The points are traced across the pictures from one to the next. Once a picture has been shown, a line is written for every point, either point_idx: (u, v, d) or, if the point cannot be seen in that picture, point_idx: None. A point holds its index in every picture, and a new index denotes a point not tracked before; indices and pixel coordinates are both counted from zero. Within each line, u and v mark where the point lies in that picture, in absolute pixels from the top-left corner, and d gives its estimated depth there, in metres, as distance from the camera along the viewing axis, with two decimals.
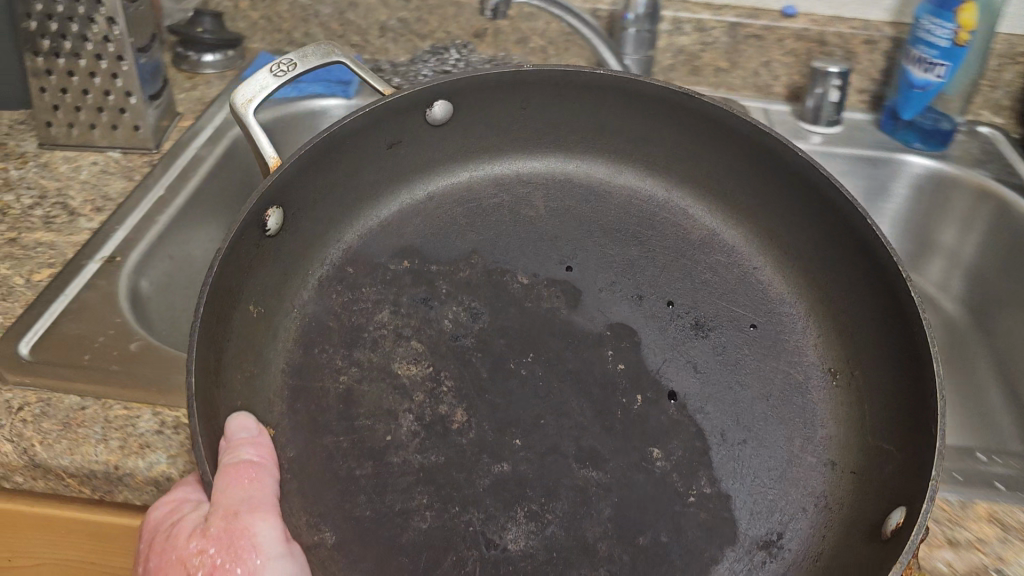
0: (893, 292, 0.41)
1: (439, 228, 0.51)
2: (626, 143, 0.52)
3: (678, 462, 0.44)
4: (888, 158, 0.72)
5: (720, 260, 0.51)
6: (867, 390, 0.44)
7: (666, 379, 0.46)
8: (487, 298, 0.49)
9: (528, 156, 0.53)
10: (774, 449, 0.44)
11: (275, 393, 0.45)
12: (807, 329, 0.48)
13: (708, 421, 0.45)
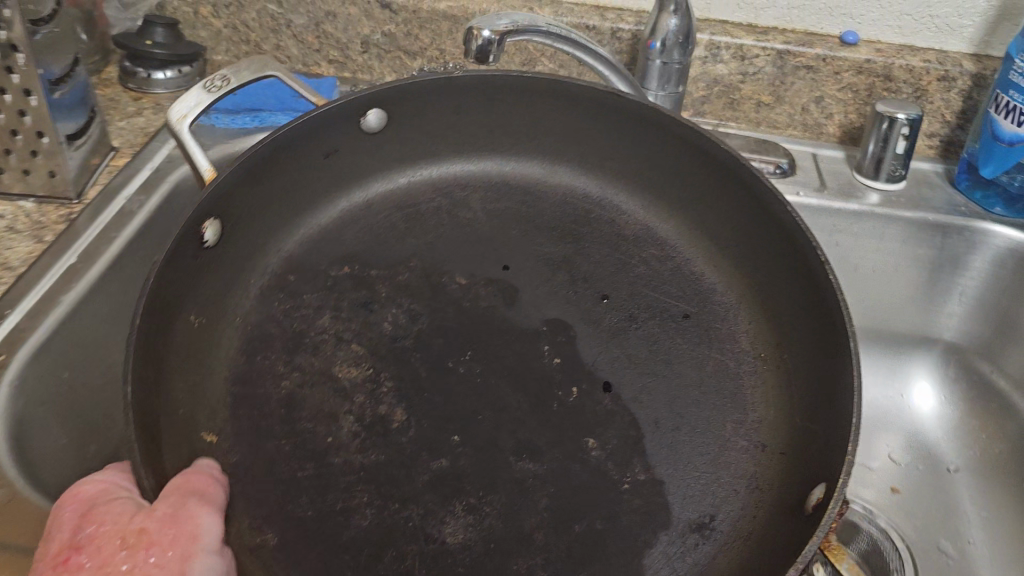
0: (814, 274, 0.43)
1: (377, 233, 0.53)
2: (560, 145, 0.53)
3: (613, 451, 0.45)
4: (965, 226, 0.60)
5: (653, 252, 0.53)
6: (795, 372, 0.46)
7: (599, 370, 0.48)
8: (426, 300, 0.50)
9: (464, 160, 0.55)
10: (705, 433, 0.45)
11: (218, 400, 0.45)
12: (739, 316, 0.49)
13: (642, 410, 0.46)
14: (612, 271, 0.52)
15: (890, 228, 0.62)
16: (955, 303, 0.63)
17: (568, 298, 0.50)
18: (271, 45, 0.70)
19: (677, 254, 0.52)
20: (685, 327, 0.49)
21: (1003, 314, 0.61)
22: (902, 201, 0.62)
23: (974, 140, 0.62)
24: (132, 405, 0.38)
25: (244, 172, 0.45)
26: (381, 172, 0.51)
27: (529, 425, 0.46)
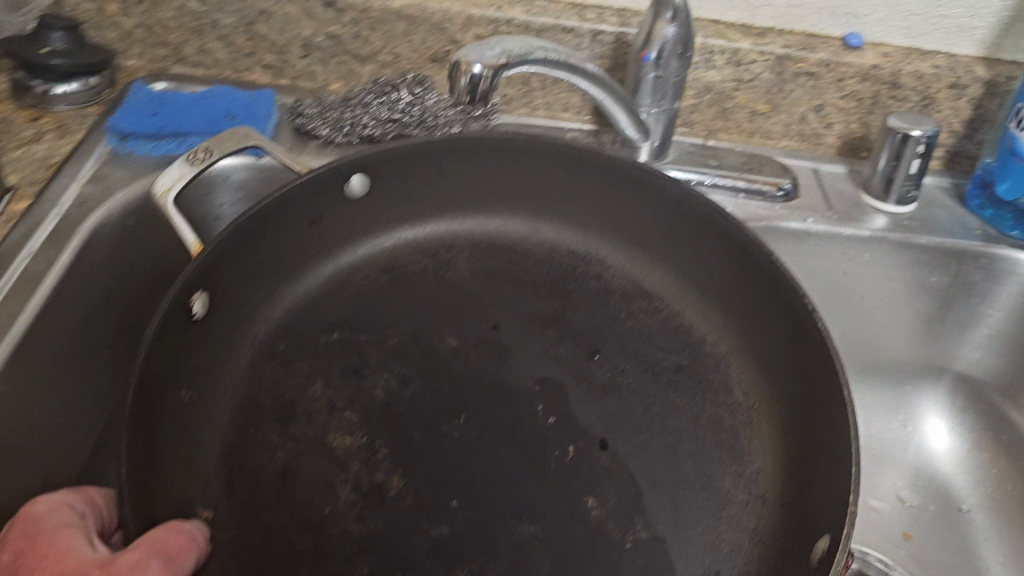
0: (798, 323, 0.44)
1: (366, 296, 0.52)
2: (540, 202, 0.55)
3: (612, 510, 0.45)
4: (979, 253, 0.66)
5: (639, 305, 0.54)
6: (791, 422, 0.46)
7: (593, 429, 0.48)
8: (417, 364, 0.50)
9: (446, 217, 0.56)
10: (706, 489, 0.45)
11: (211, 473, 0.44)
12: (730, 366, 0.50)
13: (639, 465, 0.46)
14: (599, 326, 0.52)
15: (901, 259, 0.68)
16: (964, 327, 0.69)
17: (556, 355, 0.51)
18: (194, 48, 0.66)
19: (664, 306, 0.53)
20: (677, 378, 0.50)
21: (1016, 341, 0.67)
22: (914, 223, 0.68)
23: (989, 156, 0.68)
24: (125, 486, 0.37)
25: (225, 244, 0.44)
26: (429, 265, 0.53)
27: (527, 486, 0.46)
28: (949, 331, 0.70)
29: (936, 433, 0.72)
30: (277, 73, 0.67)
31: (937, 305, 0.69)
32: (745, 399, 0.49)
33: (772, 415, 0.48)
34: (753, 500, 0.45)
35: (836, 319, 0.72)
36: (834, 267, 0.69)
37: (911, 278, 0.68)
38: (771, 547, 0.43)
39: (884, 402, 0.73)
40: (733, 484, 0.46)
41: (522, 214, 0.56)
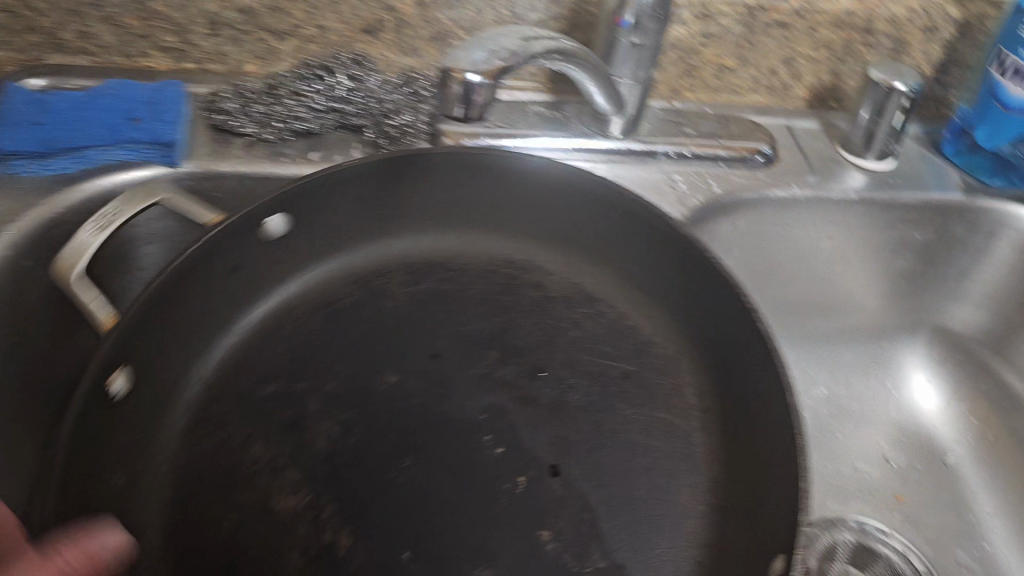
0: (730, 307, 0.47)
1: (299, 341, 0.50)
2: (475, 215, 0.56)
3: (568, 542, 0.43)
4: (963, 207, 0.76)
5: (576, 307, 0.54)
6: (727, 409, 0.49)
7: (543, 457, 0.47)
8: (359, 408, 0.48)
9: (374, 240, 0.55)
10: (655, 505, 0.45)
11: (151, 557, 0.42)
12: (667, 358, 0.52)
13: (596, 487, 0.45)
14: (542, 343, 0.52)
15: (885, 215, 0.78)
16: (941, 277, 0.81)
17: (500, 377, 0.50)
18: (68, 33, 0.64)
19: (612, 309, 0.55)
20: (627, 385, 0.50)
21: (993, 286, 0.79)
22: (893, 179, 0.78)
23: (967, 106, 0.79)
24: None
25: (136, 322, 0.42)
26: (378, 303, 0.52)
27: (481, 522, 0.44)
28: (928, 289, 0.82)
29: (923, 392, 0.85)
30: (179, 57, 0.68)
31: (922, 258, 0.80)
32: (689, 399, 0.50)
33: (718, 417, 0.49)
34: (711, 512, 0.46)
35: (811, 285, 0.83)
36: (818, 236, 0.80)
37: (892, 239, 0.79)
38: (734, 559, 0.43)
39: (865, 363, 0.86)
40: (689, 495, 0.46)
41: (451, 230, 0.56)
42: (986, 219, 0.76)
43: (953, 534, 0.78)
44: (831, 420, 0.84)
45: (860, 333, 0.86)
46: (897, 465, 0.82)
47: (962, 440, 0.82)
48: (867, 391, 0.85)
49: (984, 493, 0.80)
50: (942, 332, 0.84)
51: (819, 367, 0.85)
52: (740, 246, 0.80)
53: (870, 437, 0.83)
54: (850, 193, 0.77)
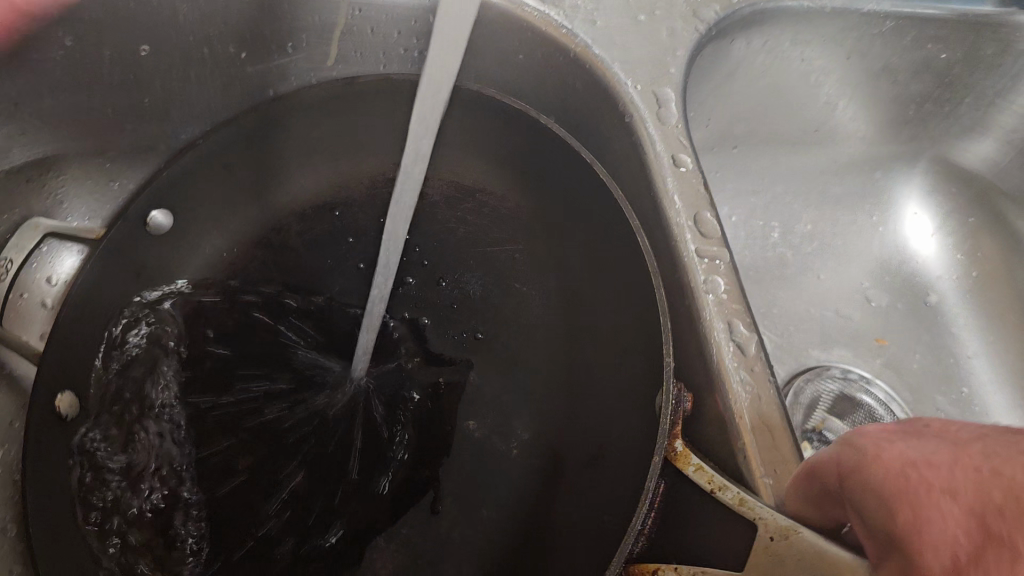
0: (573, 172, 0.52)
1: (261, 269, 0.58)
2: (313, 157, 0.59)
3: (460, 472, 0.49)
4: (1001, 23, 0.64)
5: (468, 203, 0.58)
6: (603, 282, 0.50)
7: (447, 361, 0.53)
8: (326, 309, 0.57)
9: (231, 222, 0.58)
10: (545, 393, 0.51)
11: None
12: (549, 235, 0.54)
13: (501, 394, 0.51)
14: (441, 249, 0.57)
15: (893, 41, 0.65)
16: (954, 104, 0.71)
17: (414, 287, 0.56)
18: None
19: (487, 196, 0.57)
20: (512, 272, 0.55)
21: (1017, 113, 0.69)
22: None
23: None
24: None
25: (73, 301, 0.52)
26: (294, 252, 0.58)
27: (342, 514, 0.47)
28: (937, 116, 0.73)
29: (917, 231, 0.78)
30: None
31: (935, 83, 0.70)
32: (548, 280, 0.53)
33: (587, 301, 0.51)
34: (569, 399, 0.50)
35: (809, 110, 0.71)
36: (828, 61, 0.66)
37: (918, 58, 0.67)
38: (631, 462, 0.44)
39: (853, 195, 0.78)
40: (581, 374, 0.50)
41: (318, 174, 0.60)
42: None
43: (933, 377, 0.74)
44: (810, 258, 0.77)
45: (851, 163, 0.76)
46: (878, 305, 0.76)
47: (947, 277, 0.77)
48: (852, 227, 0.78)
49: (969, 332, 0.75)
50: (939, 162, 0.76)
51: (800, 201, 0.77)
52: (747, 76, 0.64)
53: (851, 276, 0.77)
54: (884, 6, 0.62)
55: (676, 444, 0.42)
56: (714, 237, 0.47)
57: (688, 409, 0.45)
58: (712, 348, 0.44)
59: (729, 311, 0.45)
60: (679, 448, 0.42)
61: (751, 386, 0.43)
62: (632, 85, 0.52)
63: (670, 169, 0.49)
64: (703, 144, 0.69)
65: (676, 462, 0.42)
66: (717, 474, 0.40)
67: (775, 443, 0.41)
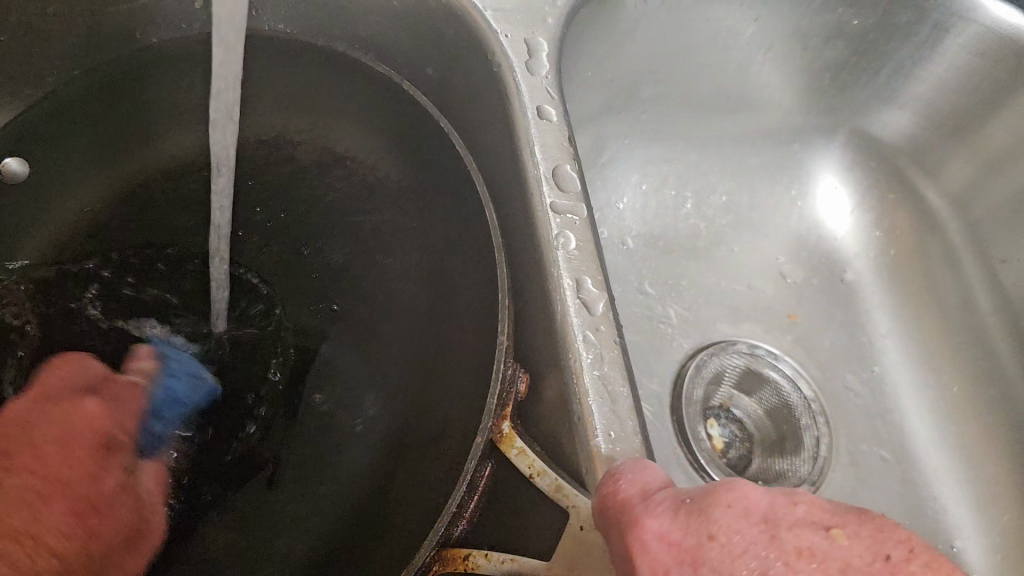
0: (433, 141, 0.51)
1: (128, 229, 0.55)
2: (184, 117, 0.57)
3: (307, 451, 0.48)
4: None
5: (331, 165, 0.55)
6: (462, 248, 0.49)
7: (304, 330, 0.51)
8: (182, 265, 0.54)
9: (96, 179, 0.56)
10: (399, 367, 0.50)
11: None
12: (409, 204, 0.53)
13: (359, 364, 0.51)
14: (302, 212, 0.54)
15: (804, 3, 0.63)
16: (869, 74, 0.69)
17: (274, 247, 0.53)
18: None
19: (357, 162, 0.54)
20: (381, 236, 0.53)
21: (932, 84, 0.67)
22: None
23: None
24: None
25: None
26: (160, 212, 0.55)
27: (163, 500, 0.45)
28: (852, 83, 0.70)
29: (834, 206, 0.76)
30: None
31: (850, 51, 0.68)
32: (409, 254, 0.52)
33: (443, 271, 0.50)
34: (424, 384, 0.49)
35: (720, 75, 0.69)
36: (737, 23, 0.64)
37: (830, 23, 0.65)
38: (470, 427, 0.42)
39: (771, 167, 0.76)
40: (437, 350, 0.49)
41: (187, 132, 0.57)
42: (936, 4, 0.62)
43: (842, 355, 0.72)
44: (724, 231, 0.75)
45: (768, 133, 0.74)
46: (792, 282, 0.74)
47: (864, 254, 0.75)
48: (768, 200, 0.76)
49: (882, 311, 0.73)
50: (857, 134, 0.74)
51: (715, 172, 0.75)
52: (648, 37, 0.63)
53: (766, 251, 0.75)
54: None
55: (503, 426, 0.40)
56: (572, 192, 0.45)
57: (522, 392, 0.43)
58: (558, 307, 0.42)
59: (580, 268, 0.43)
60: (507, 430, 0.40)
61: (594, 348, 0.41)
62: (502, 34, 0.49)
63: (533, 120, 0.47)
64: (609, 108, 0.67)
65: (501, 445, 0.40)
66: (540, 459, 0.39)
67: (615, 411, 0.39)
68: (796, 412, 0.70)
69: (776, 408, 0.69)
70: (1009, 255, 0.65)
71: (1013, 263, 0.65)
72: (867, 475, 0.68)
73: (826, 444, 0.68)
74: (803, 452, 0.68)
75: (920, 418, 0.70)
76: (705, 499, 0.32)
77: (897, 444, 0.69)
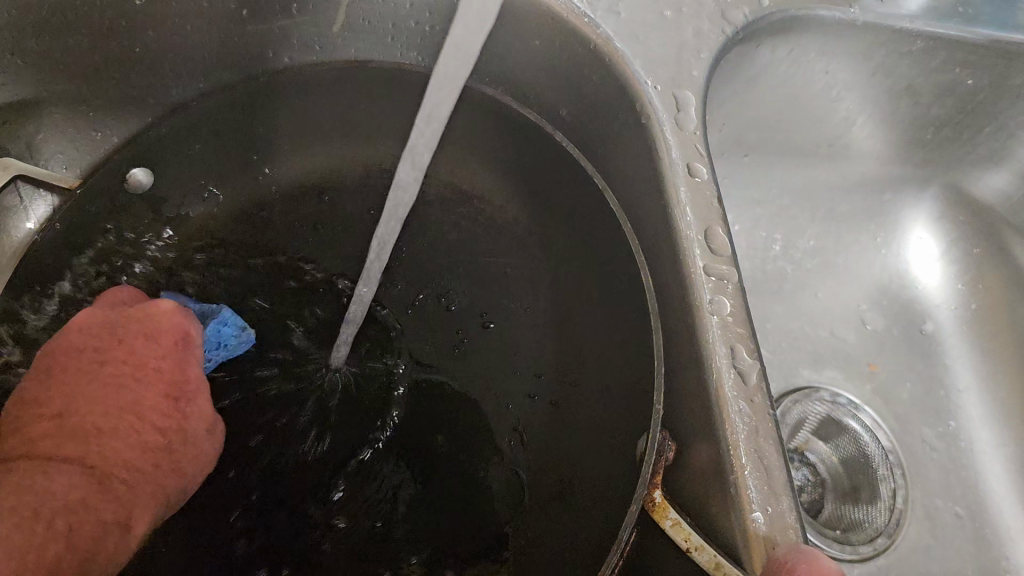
0: (586, 195, 0.50)
1: (250, 241, 0.56)
2: (311, 138, 0.58)
3: (438, 481, 0.47)
4: None
5: (461, 209, 0.56)
6: (601, 300, 0.49)
7: (430, 365, 0.51)
8: (307, 289, 0.55)
9: (219, 190, 0.57)
10: (533, 414, 0.49)
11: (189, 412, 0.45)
12: (543, 253, 0.53)
13: (485, 400, 0.50)
14: (429, 250, 0.54)
15: (922, 59, 0.63)
16: (973, 132, 0.69)
17: (403, 285, 0.54)
18: None
19: (485, 203, 0.56)
20: (506, 278, 0.53)
21: None
22: (959, 8, 0.61)
23: None
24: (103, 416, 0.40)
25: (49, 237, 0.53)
26: (287, 231, 0.56)
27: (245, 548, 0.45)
28: (953, 142, 0.70)
29: (921, 259, 0.76)
30: None
31: (958, 107, 0.67)
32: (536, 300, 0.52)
33: (575, 321, 0.50)
34: (550, 428, 0.48)
35: (825, 123, 0.69)
36: (850, 75, 0.64)
37: (942, 81, 0.65)
38: (618, 489, 0.42)
39: (859, 214, 0.76)
40: (572, 400, 0.48)
41: (312, 156, 0.58)
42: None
43: (919, 409, 0.72)
44: (808, 275, 0.75)
45: (860, 181, 0.74)
46: (873, 329, 0.74)
47: (947, 307, 0.75)
48: (853, 247, 0.76)
49: (962, 365, 0.73)
50: (949, 189, 0.74)
51: (805, 216, 0.75)
52: (768, 83, 0.63)
53: (848, 297, 0.75)
54: (917, 24, 0.60)
55: (656, 495, 0.42)
56: (725, 254, 0.44)
57: (671, 459, 0.45)
58: (711, 375, 0.42)
59: (733, 336, 0.42)
60: (659, 499, 0.42)
61: (749, 420, 0.41)
62: (651, 86, 0.49)
63: (684, 178, 0.46)
64: (712, 148, 0.67)
65: (655, 514, 0.42)
66: (695, 532, 0.40)
67: (772, 486, 0.39)
68: (873, 462, 0.69)
69: (853, 458, 0.70)
70: None
71: None
72: (941, 530, 0.67)
73: (902, 497, 0.68)
74: (878, 502, 0.68)
75: (998, 476, 0.69)
76: None
77: (970, 500, 0.69)
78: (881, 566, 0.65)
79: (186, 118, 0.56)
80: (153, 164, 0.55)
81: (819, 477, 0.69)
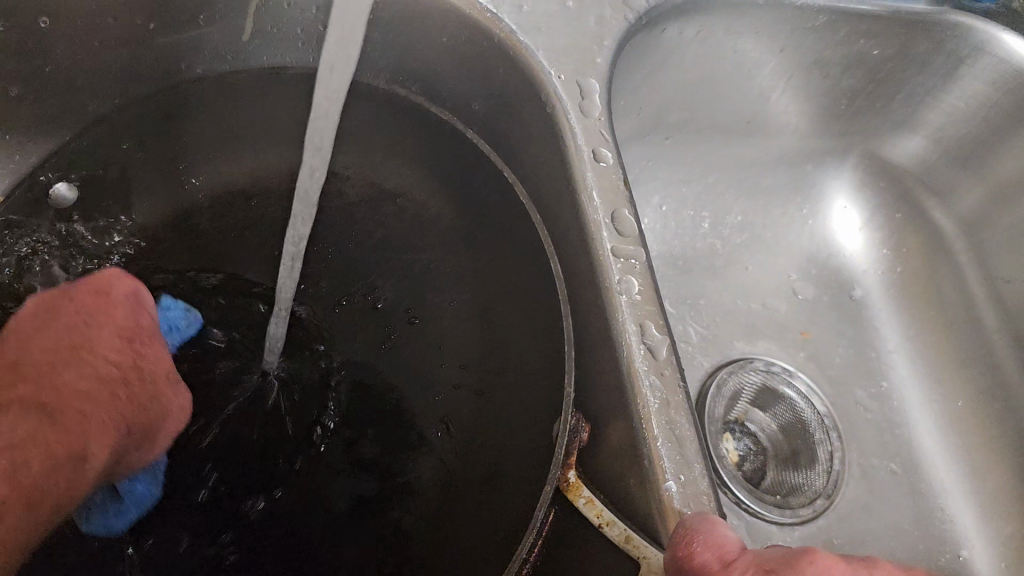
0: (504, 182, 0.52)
1: (180, 249, 0.57)
2: (232, 146, 0.59)
3: (370, 474, 0.48)
4: (930, 24, 0.65)
5: (381, 205, 0.57)
6: (520, 290, 0.51)
7: (355, 360, 0.52)
8: (235, 294, 0.56)
9: (151, 197, 0.57)
10: (461, 403, 0.50)
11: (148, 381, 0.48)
12: (463, 248, 0.54)
13: (414, 394, 0.51)
14: (353, 250, 0.56)
15: (824, 33, 0.66)
16: (883, 102, 0.72)
17: (326, 287, 0.55)
18: None
19: (408, 200, 0.57)
20: (430, 274, 0.54)
21: (946, 112, 0.69)
22: None
23: None
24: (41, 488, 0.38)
25: None
26: (217, 238, 0.57)
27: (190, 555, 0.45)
28: (867, 111, 0.73)
29: (847, 227, 0.78)
30: None
31: (865, 76, 0.70)
32: (460, 292, 0.53)
33: (495, 310, 0.52)
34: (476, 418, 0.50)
35: (742, 99, 0.71)
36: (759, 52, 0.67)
37: (849, 54, 0.68)
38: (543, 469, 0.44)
39: (784, 186, 0.78)
40: (497, 387, 0.50)
41: (239, 162, 0.59)
42: (954, 37, 0.65)
43: (853, 371, 0.74)
44: (739, 249, 0.77)
45: (783, 154, 0.77)
46: (804, 298, 0.76)
47: (873, 271, 0.77)
48: (782, 219, 0.78)
49: (890, 327, 0.76)
50: (865, 157, 0.76)
51: (732, 191, 0.77)
52: (681, 65, 0.66)
53: (778, 268, 0.77)
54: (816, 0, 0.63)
55: (568, 475, 0.44)
56: (631, 236, 0.46)
57: (587, 438, 0.47)
58: (623, 351, 0.44)
59: (642, 313, 0.44)
60: (572, 479, 0.44)
61: (660, 393, 0.42)
62: (555, 75, 0.50)
63: (590, 164, 0.48)
64: (632, 130, 0.69)
65: (569, 492, 0.44)
66: (607, 509, 0.42)
67: (683, 455, 0.41)
68: (810, 427, 0.71)
69: (791, 424, 0.71)
70: (1012, 276, 0.67)
71: (1015, 284, 0.67)
72: (878, 488, 0.69)
73: (839, 458, 0.70)
74: (818, 465, 0.69)
75: (928, 432, 0.71)
76: (785, 567, 0.33)
77: (905, 457, 0.71)
78: (821, 527, 0.67)
79: (110, 126, 0.57)
80: (75, 172, 0.56)
81: (761, 445, 0.70)
